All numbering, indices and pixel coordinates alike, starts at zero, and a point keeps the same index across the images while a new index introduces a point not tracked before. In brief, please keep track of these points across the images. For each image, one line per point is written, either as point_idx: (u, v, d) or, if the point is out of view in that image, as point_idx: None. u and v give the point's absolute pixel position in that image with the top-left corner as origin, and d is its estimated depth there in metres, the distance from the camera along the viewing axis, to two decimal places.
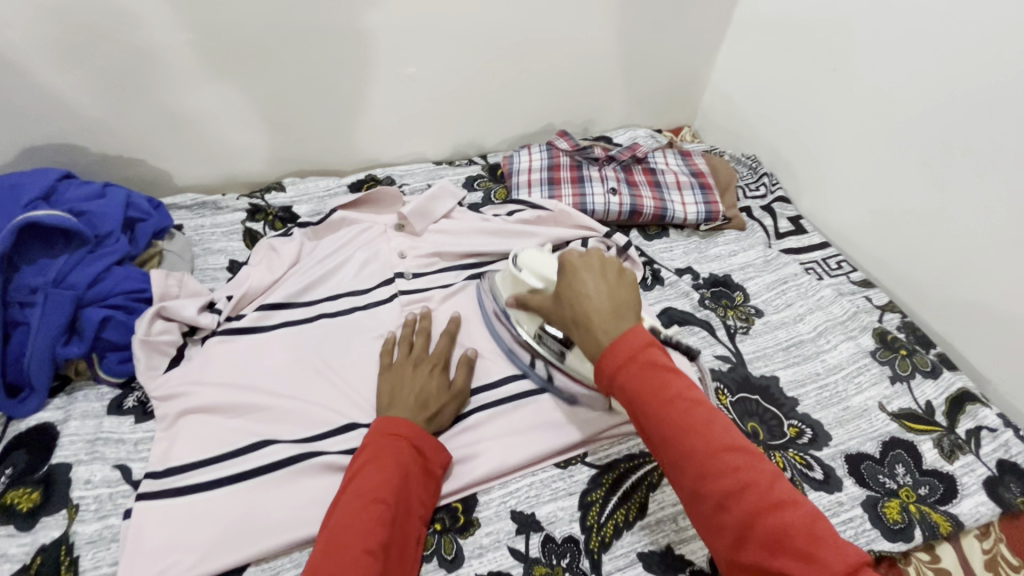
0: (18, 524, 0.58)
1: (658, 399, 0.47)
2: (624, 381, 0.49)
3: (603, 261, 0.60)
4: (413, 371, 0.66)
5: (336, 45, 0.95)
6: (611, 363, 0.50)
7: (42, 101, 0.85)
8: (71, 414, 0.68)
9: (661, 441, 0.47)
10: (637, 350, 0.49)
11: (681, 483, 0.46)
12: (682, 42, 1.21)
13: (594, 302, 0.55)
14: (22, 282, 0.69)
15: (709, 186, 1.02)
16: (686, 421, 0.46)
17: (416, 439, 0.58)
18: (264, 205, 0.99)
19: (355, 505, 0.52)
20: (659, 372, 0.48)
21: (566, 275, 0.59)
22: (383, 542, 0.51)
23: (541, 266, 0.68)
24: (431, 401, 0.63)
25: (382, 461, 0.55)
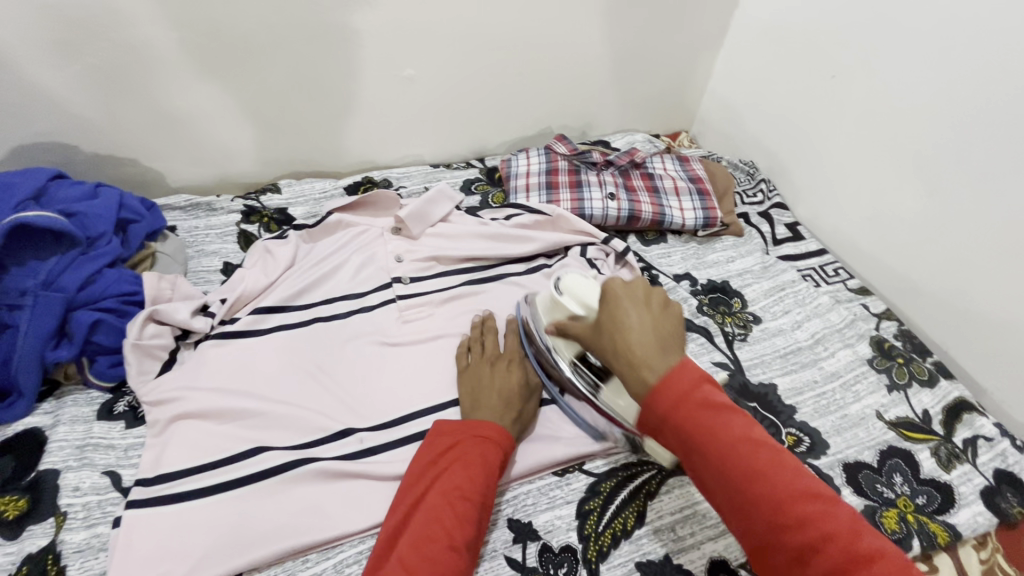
0: (4, 532, 0.57)
1: (720, 445, 0.44)
2: (679, 426, 0.46)
3: (647, 291, 0.56)
4: (493, 370, 0.69)
5: (335, 46, 0.94)
6: (661, 404, 0.46)
7: (34, 99, 0.84)
8: (59, 419, 0.67)
9: (726, 490, 0.45)
10: (689, 390, 0.46)
11: (752, 534, 0.44)
12: (680, 47, 1.21)
13: (639, 335, 0.51)
14: (11, 284, 0.66)
15: (707, 191, 1.02)
16: (751, 468, 0.44)
17: (504, 444, 0.60)
18: (259, 207, 0.98)
19: (444, 503, 0.54)
20: (715, 410, 0.46)
21: (609, 304, 0.56)
22: (469, 540, 0.53)
23: (585, 293, 0.64)
24: (516, 401, 0.66)
25: (469, 461, 0.57)
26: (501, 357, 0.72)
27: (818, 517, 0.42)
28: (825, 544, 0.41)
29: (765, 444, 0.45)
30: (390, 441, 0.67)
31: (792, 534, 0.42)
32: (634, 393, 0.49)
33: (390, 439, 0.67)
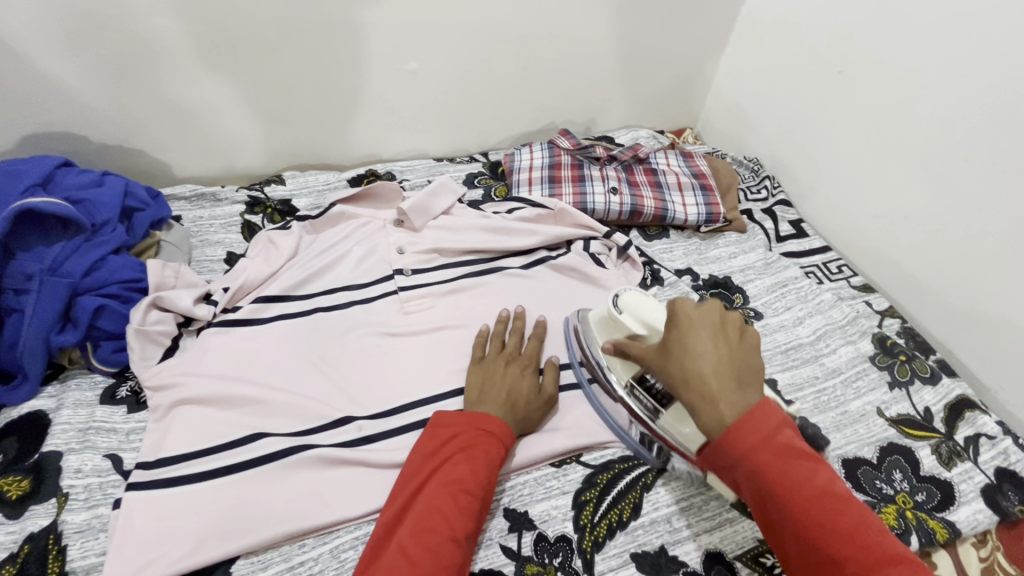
0: (7, 512, 0.58)
1: (798, 497, 0.47)
2: (754, 469, 0.47)
3: (723, 320, 0.56)
4: (506, 369, 0.68)
5: (339, 38, 0.95)
6: (738, 448, 0.48)
7: (43, 88, 0.85)
8: (63, 402, 0.67)
9: (798, 539, 0.47)
10: (770, 435, 0.48)
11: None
12: (685, 43, 1.21)
13: (711, 367, 0.52)
14: (18, 268, 0.68)
15: (711, 187, 1.01)
16: (831, 520, 0.46)
17: (506, 441, 0.61)
18: (263, 198, 0.99)
19: (444, 495, 0.54)
20: (795, 459, 0.48)
21: (680, 329, 0.55)
22: (468, 534, 0.53)
23: (647, 315, 0.62)
24: (521, 403, 0.65)
25: (470, 455, 0.57)
26: (520, 358, 0.70)
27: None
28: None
29: (843, 495, 0.47)
30: (388, 429, 0.67)
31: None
32: (705, 426, 0.51)
33: (388, 427, 0.68)
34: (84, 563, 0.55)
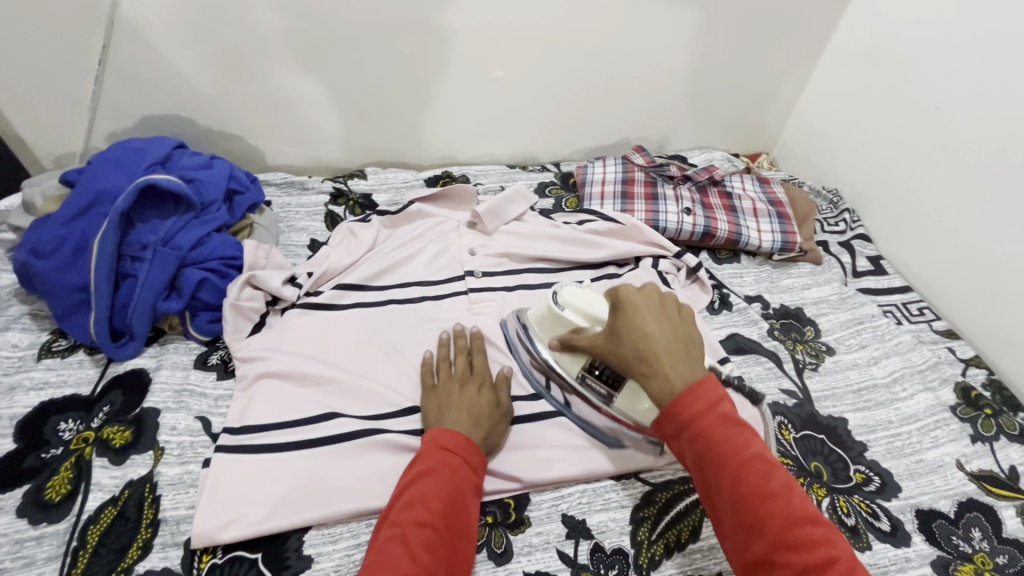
0: (112, 457, 0.63)
1: (734, 461, 0.47)
2: (698, 433, 0.49)
3: (660, 295, 0.57)
4: (461, 392, 0.65)
5: (432, 45, 0.99)
6: (683, 412, 0.50)
7: (165, 75, 0.93)
8: (163, 363, 0.73)
9: (739, 515, 0.46)
10: (713, 402, 0.50)
11: (748, 548, 0.45)
12: (768, 68, 1.19)
13: (659, 343, 0.53)
14: (135, 238, 0.74)
15: (787, 215, 0.99)
16: (763, 484, 0.46)
17: (472, 460, 0.58)
18: (346, 190, 1.04)
19: (406, 526, 0.51)
20: (733, 426, 0.49)
21: (625, 312, 0.56)
22: (434, 566, 0.49)
23: (589, 306, 0.64)
24: (483, 421, 0.63)
25: (432, 480, 0.55)
26: (472, 376, 0.68)
27: (819, 540, 0.44)
28: (822, 565, 0.42)
29: (778, 468, 0.48)
30: None
31: (793, 549, 0.43)
32: (658, 397, 0.52)
33: None
34: (175, 513, 0.60)
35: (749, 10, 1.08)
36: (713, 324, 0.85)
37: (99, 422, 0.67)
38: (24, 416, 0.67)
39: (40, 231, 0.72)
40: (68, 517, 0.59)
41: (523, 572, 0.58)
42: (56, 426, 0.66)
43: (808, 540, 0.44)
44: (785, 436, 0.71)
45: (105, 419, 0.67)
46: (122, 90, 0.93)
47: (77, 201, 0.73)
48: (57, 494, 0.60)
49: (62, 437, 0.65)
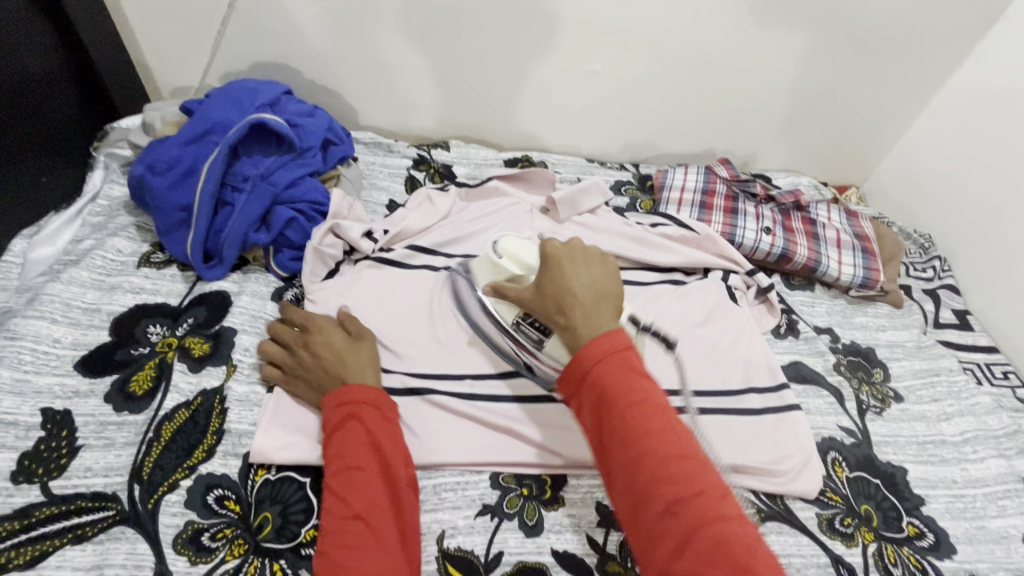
0: (190, 365, 0.68)
1: (624, 403, 0.46)
2: (595, 378, 0.48)
3: (582, 248, 0.59)
4: (314, 349, 0.64)
5: (537, 28, 1.00)
6: (587, 358, 0.48)
7: (283, 23, 0.98)
8: (244, 289, 0.78)
9: (621, 456, 0.45)
10: (614, 349, 0.49)
11: (628, 487, 0.45)
12: (875, 98, 1.13)
13: (579, 292, 0.54)
14: (239, 169, 0.79)
15: (872, 252, 0.95)
16: (646, 426, 0.45)
17: (368, 399, 0.59)
18: (428, 158, 1.07)
19: (334, 481, 0.54)
20: (629, 372, 0.47)
21: (552, 263, 0.57)
22: (378, 502, 0.53)
23: (522, 253, 0.67)
24: (353, 360, 0.64)
25: (342, 433, 0.57)
26: (311, 331, 0.67)
27: (691, 477, 0.43)
28: (688, 500, 0.42)
29: (667, 410, 0.46)
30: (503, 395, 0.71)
31: (664, 485, 0.43)
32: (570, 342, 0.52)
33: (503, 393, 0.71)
34: (239, 427, 0.64)
35: (866, 35, 1.03)
36: (775, 348, 0.82)
37: (183, 331, 0.72)
38: (119, 314, 0.73)
39: (159, 149, 0.78)
40: (146, 411, 0.64)
41: (551, 549, 0.58)
42: (145, 328, 0.72)
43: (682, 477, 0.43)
44: (837, 473, 0.69)
45: (188, 329, 0.72)
46: (244, 33, 0.99)
47: (195, 127, 0.78)
48: (140, 388, 0.66)
49: (150, 338, 0.71)
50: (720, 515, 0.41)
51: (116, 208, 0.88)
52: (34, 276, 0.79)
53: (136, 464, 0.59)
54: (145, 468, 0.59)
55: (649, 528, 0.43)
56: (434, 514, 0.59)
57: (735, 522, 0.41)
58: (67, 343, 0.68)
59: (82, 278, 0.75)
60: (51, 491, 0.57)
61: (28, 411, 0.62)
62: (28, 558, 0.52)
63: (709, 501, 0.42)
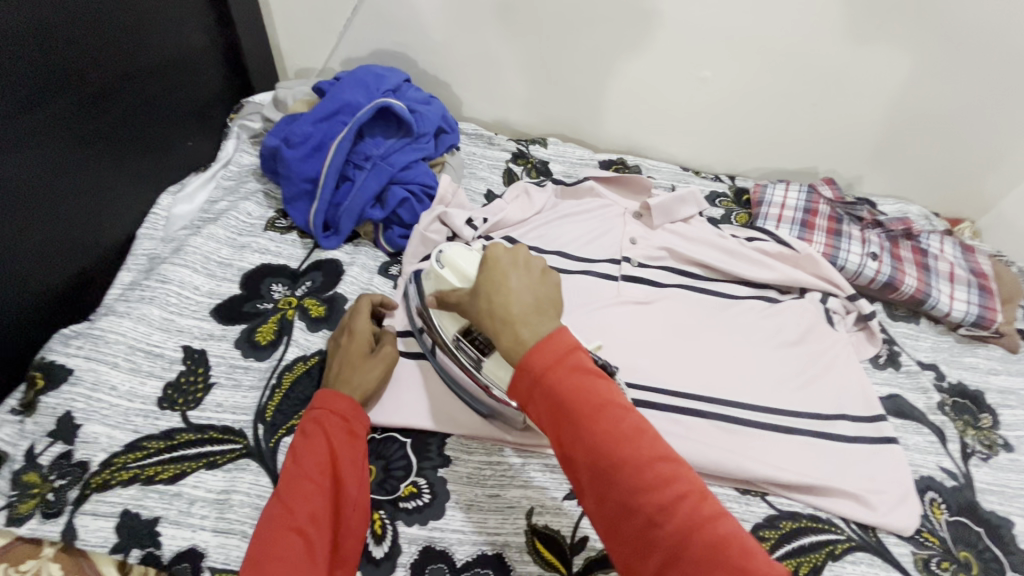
0: (308, 323, 0.74)
1: (589, 407, 0.43)
2: (548, 389, 0.44)
3: (526, 256, 0.56)
4: (338, 348, 0.68)
5: (650, 34, 1.00)
6: (535, 364, 0.45)
7: (406, 16, 1.04)
8: (355, 261, 0.84)
9: (590, 467, 0.42)
10: (563, 355, 0.45)
11: (605, 499, 0.41)
12: (1009, 127, 1.05)
13: (515, 297, 0.50)
14: (362, 149, 0.85)
15: (989, 290, 0.90)
16: (613, 432, 0.42)
17: (335, 411, 0.59)
18: (527, 153, 1.10)
19: (282, 488, 0.53)
20: (585, 375, 0.44)
21: (486, 269, 0.54)
22: (316, 518, 0.52)
23: (463, 266, 0.61)
24: (344, 368, 0.64)
25: (303, 441, 0.57)
26: (347, 329, 0.69)
27: (671, 479, 0.40)
28: (676, 507, 0.39)
29: (631, 411, 0.44)
30: None
31: (645, 495, 0.40)
32: (507, 352, 0.48)
33: None
34: None
35: (1008, 58, 0.96)
36: (873, 379, 0.79)
37: (302, 292, 0.78)
38: (248, 271, 0.80)
39: (294, 124, 0.86)
40: (270, 359, 0.70)
41: None
42: (269, 285, 0.79)
43: (658, 481, 0.40)
44: (936, 514, 0.66)
45: (306, 291, 0.79)
46: (369, 21, 1.06)
47: (327, 106, 0.85)
48: (264, 338, 0.72)
49: (273, 295, 0.78)
50: (718, 520, 0.39)
51: (245, 174, 0.97)
52: (177, 229, 0.88)
53: (261, 406, 0.65)
54: (269, 411, 0.65)
55: (635, 539, 0.40)
56: (524, 491, 0.63)
57: (721, 517, 0.39)
58: (204, 291, 0.76)
59: (217, 235, 0.83)
60: (189, 419, 0.63)
61: (172, 346, 0.69)
62: (170, 475, 0.58)
63: (691, 500, 0.39)
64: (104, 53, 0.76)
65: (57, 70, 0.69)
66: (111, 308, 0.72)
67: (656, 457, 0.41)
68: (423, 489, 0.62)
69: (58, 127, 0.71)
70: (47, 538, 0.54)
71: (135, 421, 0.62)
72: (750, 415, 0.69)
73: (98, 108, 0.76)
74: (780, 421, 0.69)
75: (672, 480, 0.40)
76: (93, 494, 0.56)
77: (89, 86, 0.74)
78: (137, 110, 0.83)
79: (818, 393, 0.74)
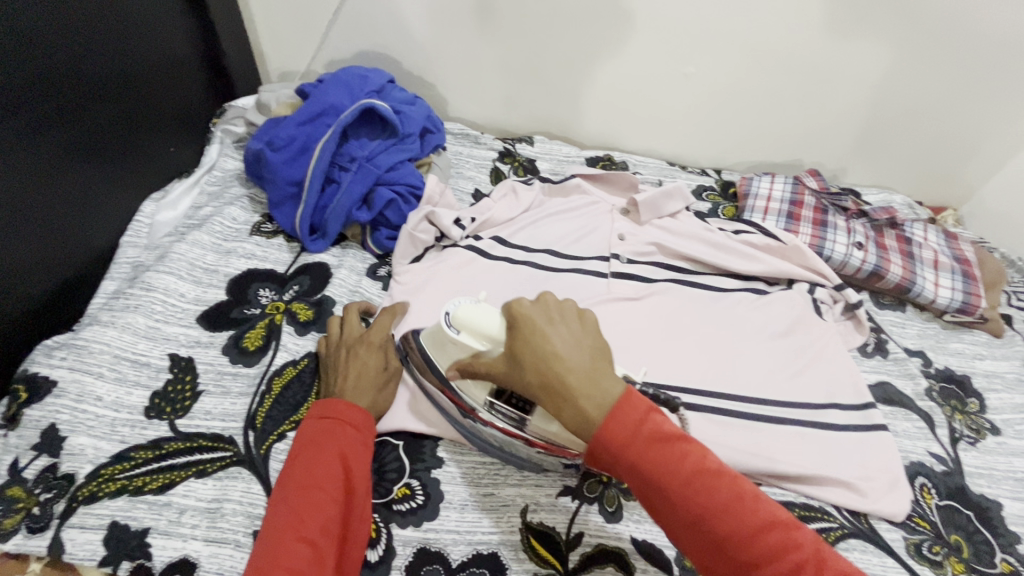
0: (296, 328, 0.74)
1: (681, 481, 0.44)
2: (634, 467, 0.45)
3: (557, 304, 0.54)
4: (349, 357, 0.65)
5: (633, 31, 1.00)
6: (617, 441, 0.45)
7: (389, 16, 1.03)
8: (343, 263, 0.84)
9: (695, 537, 0.44)
10: (641, 422, 0.46)
11: (717, 570, 0.44)
12: (989, 115, 1.06)
13: (570, 362, 0.49)
14: (347, 150, 0.85)
15: (973, 276, 0.91)
16: (709, 501, 0.43)
17: (348, 420, 0.58)
18: (513, 152, 1.10)
19: (291, 498, 0.51)
20: (668, 443, 0.45)
21: (522, 331, 0.52)
22: (327, 529, 0.51)
23: (479, 323, 0.57)
24: (362, 381, 0.63)
25: (313, 449, 0.55)
26: (362, 341, 0.67)
27: (785, 546, 0.42)
28: (795, 575, 0.41)
29: (719, 471, 0.45)
30: None
31: (758, 566, 0.42)
32: (573, 427, 0.47)
33: None
34: None
35: (985, 49, 0.97)
36: (862, 367, 0.80)
37: (290, 297, 0.78)
38: (234, 277, 0.79)
39: (277, 128, 0.85)
40: (258, 365, 0.69)
41: (630, 536, 0.60)
42: (256, 291, 0.78)
43: (768, 545, 0.42)
44: (925, 499, 0.67)
45: (294, 296, 0.78)
46: (351, 22, 1.05)
47: (310, 109, 0.84)
48: (252, 344, 0.71)
49: (260, 300, 0.77)
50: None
51: (230, 179, 0.96)
52: (161, 236, 0.87)
53: (251, 413, 0.65)
54: (259, 417, 0.64)
55: None
56: (518, 489, 0.62)
57: (841, 572, 0.42)
58: (190, 298, 0.75)
59: (202, 241, 0.82)
60: (177, 428, 0.63)
61: (158, 355, 0.69)
62: (159, 485, 0.58)
63: (804, 559, 0.42)
64: (81, 60, 0.74)
65: (32, 79, 0.68)
66: (94, 318, 0.71)
67: (758, 520, 0.43)
68: (417, 491, 0.61)
69: (36, 137, 0.70)
70: (33, 554, 0.53)
71: (122, 432, 0.61)
72: (741, 406, 0.70)
73: (77, 116, 0.75)
74: (770, 412, 0.70)
75: (769, 536, 0.43)
76: (80, 507, 0.55)
77: (66, 94, 0.73)
78: (117, 118, 0.82)
79: (808, 383, 0.74)
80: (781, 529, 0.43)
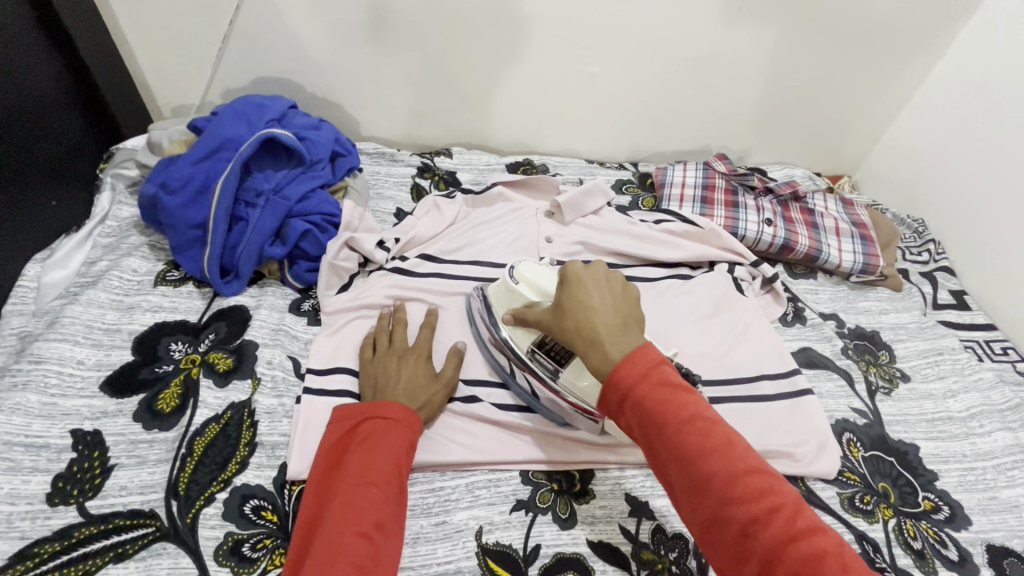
0: (216, 379, 0.69)
1: (675, 423, 0.43)
2: (639, 406, 0.44)
3: (608, 272, 0.55)
4: (398, 364, 0.67)
5: (536, 36, 1.01)
6: (627, 378, 0.45)
7: (285, 39, 0.99)
8: (262, 303, 0.79)
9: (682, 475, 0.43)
10: (651, 367, 0.45)
11: (699, 508, 0.42)
12: (866, 90, 1.16)
13: (601, 315, 0.50)
14: (252, 184, 0.80)
15: (870, 238, 0.99)
16: (702, 443, 0.42)
17: (400, 419, 0.59)
18: (433, 166, 1.09)
19: (349, 492, 0.52)
20: (675, 391, 0.45)
21: (567, 285, 0.54)
22: (382, 526, 0.51)
23: (540, 279, 0.65)
24: (416, 387, 0.65)
25: (368, 445, 0.57)
26: (411, 349, 0.69)
27: (770, 490, 0.41)
28: (772, 516, 0.40)
29: (721, 421, 0.44)
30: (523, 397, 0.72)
31: (745, 505, 0.40)
32: (597, 370, 0.48)
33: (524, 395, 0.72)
34: (270, 438, 0.65)
35: (852, 29, 1.06)
36: (784, 336, 0.85)
37: (207, 347, 0.73)
38: (141, 333, 0.73)
39: (171, 168, 0.79)
40: (176, 427, 0.64)
41: (585, 540, 0.60)
42: (167, 346, 0.73)
43: (755, 492, 0.41)
44: (853, 453, 0.72)
45: (211, 345, 0.73)
46: (244, 48, 1.00)
47: (206, 144, 0.79)
48: (168, 405, 0.66)
49: (173, 355, 0.71)
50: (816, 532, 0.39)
51: (126, 228, 0.89)
52: (50, 300, 0.79)
53: (171, 480, 0.60)
54: (181, 483, 0.59)
55: (729, 549, 0.41)
56: (470, 511, 0.61)
57: (821, 532, 0.39)
58: (90, 364, 0.69)
59: (99, 299, 0.75)
60: (88, 511, 0.57)
61: (57, 433, 0.62)
62: None
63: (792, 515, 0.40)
64: None
65: None
66: None
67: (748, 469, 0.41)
68: None
69: None
70: None
71: (21, 526, 0.55)
72: None
73: None
74: (706, 393, 0.72)
75: (754, 480, 0.41)
76: None
77: None
78: None
79: (736, 359, 0.77)
80: (774, 484, 0.41)
